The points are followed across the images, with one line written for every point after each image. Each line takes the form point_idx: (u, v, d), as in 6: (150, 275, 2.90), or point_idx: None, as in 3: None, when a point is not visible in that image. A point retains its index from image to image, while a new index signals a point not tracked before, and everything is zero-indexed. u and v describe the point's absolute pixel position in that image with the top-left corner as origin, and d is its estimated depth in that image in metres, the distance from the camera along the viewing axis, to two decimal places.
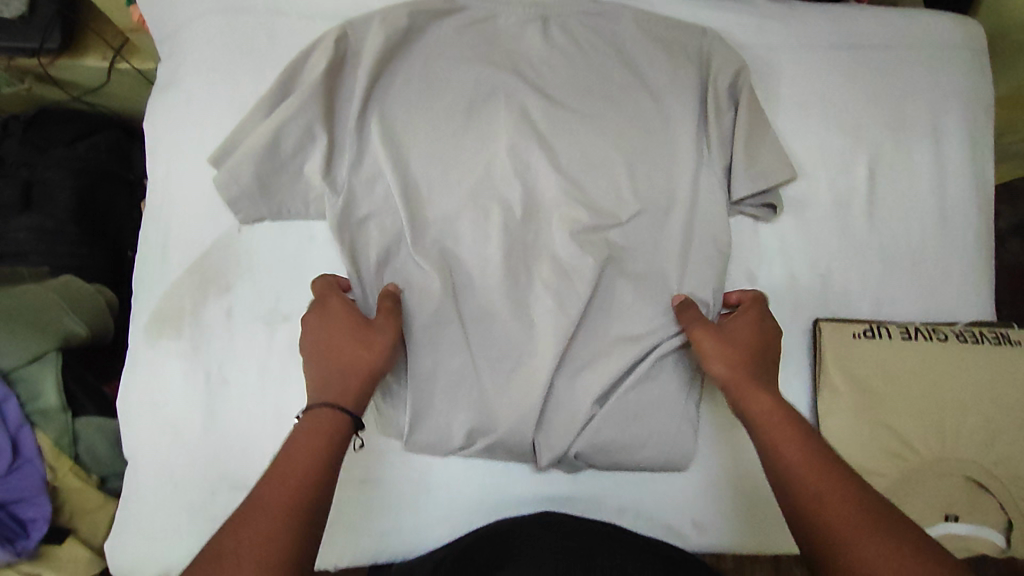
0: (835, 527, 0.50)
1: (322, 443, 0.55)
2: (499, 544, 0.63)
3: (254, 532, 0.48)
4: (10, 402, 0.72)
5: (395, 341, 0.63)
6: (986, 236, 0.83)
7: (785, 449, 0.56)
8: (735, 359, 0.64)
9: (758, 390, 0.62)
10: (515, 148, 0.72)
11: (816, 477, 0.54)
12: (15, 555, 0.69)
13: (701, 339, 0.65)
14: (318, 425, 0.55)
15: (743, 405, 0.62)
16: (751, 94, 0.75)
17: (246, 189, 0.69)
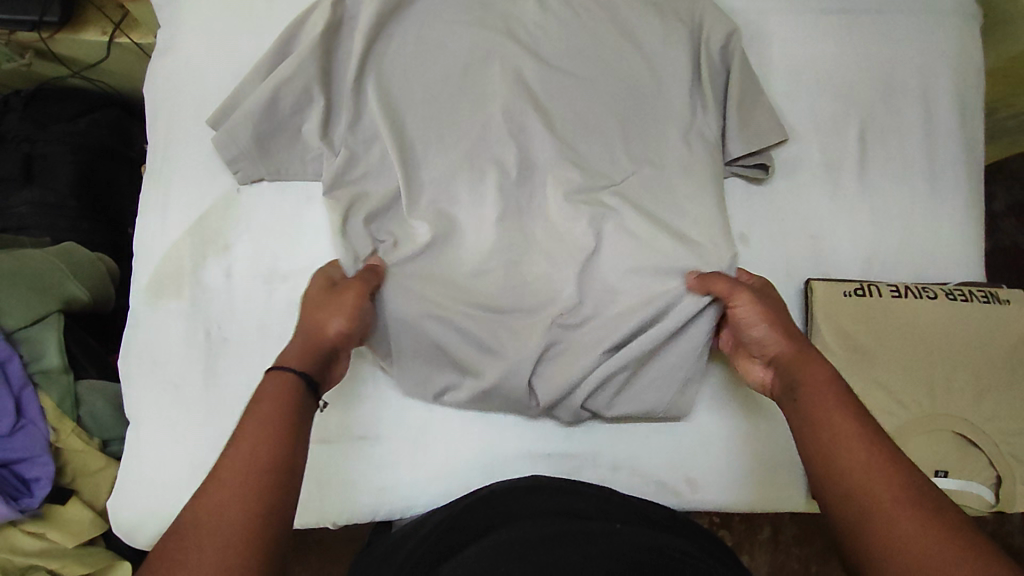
0: (881, 509, 0.48)
1: (285, 404, 0.51)
2: (491, 508, 0.60)
3: (216, 507, 0.44)
4: (13, 362, 0.73)
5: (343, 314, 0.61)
6: (977, 201, 0.84)
7: (836, 420, 0.55)
8: (781, 327, 0.64)
9: (809, 357, 0.61)
10: (509, 109, 0.73)
11: (866, 457, 0.52)
12: (18, 513, 0.70)
13: (745, 303, 0.65)
14: (279, 384, 0.53)
15: (794, 377, 0.60)
16: (742, 56, 0.77)
17: (246, 149, 0.71)
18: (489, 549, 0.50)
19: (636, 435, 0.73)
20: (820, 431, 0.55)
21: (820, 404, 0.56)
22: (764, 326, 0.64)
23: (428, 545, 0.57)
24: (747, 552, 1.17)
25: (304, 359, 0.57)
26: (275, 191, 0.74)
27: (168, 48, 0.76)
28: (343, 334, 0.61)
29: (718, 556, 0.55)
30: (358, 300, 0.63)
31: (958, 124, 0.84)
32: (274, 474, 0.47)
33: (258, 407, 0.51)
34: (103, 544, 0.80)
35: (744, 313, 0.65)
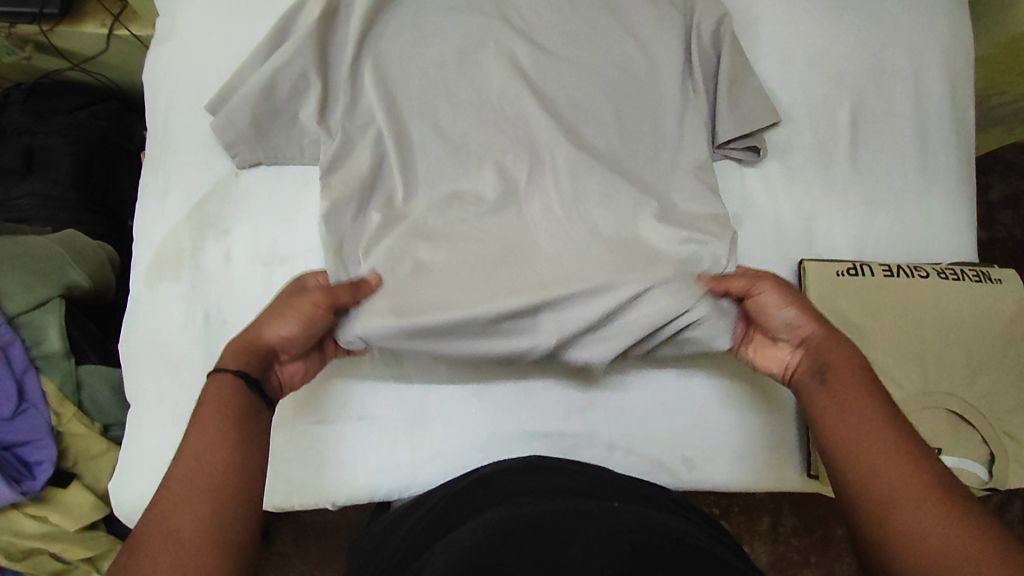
0: (902, 496, 0.49)
1: (232, 408, 0.51)
2: (488, 490, 0.59)
3: (169, 519, 0.44)
4: (15, 346, 0.74)
5: (292, 325, 0.60)
6: (967, 182, 0.85)
7: (857, 404, 0.56)
8: (810, 311, 0.64)
9: (840, 345, 0.61)
10: (504, 93, 0.75)
11: (887, 443, 0.53)
12: (21, 495, 0.71)
13: (769, 290, 0.65)
14: (218, 390, 0.52)
15: (822, 362, 0.60)
16: (732, 41, 0.79)
17: (244, 133, 0.72)
18: (484, 523, 0.50)
19: (634, 415, 0.74)
20: (841, 417, 0.56)
21: (844, 390, 0.57)
22: (791, 310, 0.64)
23: (425, 524, 0.57)
24: (748, 543, 1.17)
25: (236, 363, 0.55)
26: (273, 175, 0.75)
27: (166, 36, 0.78)
28: (282, 341, 0.59)
29: (715, 537, 0.54)
30: (314, 312, 0.61)
31: (948, 106, 0.85)
32: (227, 474, 0.47)
33: (202, 409, 0.50)
34: (104, 528, 0.81)
35: (769, 301, 0.65)
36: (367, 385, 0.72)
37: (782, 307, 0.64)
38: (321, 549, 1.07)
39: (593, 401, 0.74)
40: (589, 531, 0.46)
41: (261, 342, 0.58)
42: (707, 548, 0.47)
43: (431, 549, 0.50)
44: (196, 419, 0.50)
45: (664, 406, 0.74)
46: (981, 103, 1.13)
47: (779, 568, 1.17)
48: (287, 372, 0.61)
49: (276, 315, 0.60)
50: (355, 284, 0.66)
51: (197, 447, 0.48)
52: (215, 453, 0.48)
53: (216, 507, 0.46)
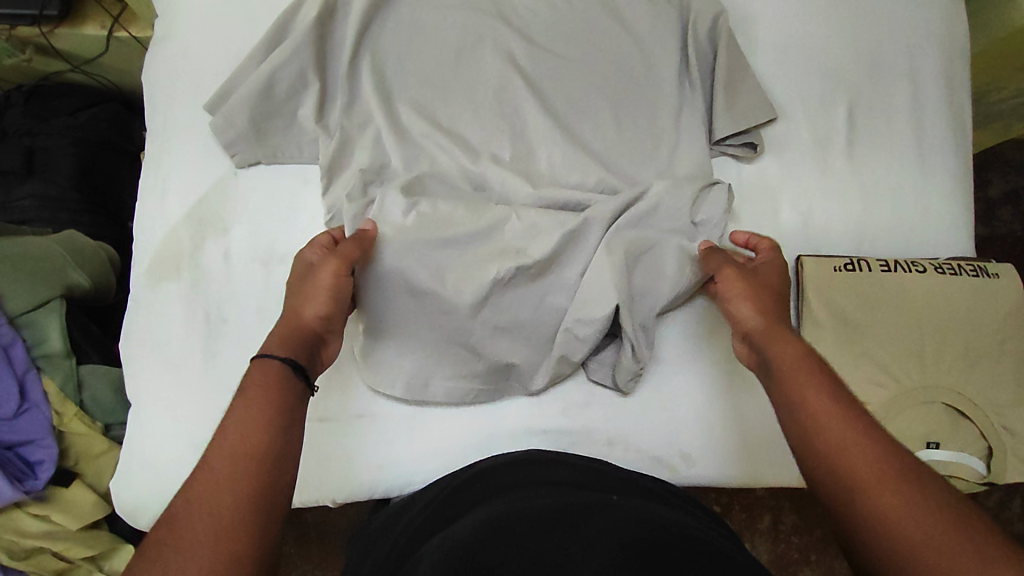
0: (863, 486, 0.47)
1: (275, 392, 0.52)
2: (488, 482, 0.59)
3: (206, 499, 0.44)
4: (17, 347, 0.74)
5: (327, 308, 0.61)
6: (965, 177, 0.85)
7: (807, 390, 0.55)
8: (762, 304, 0.65)
9: (781, 331, 0.62)
10: (502, 91, 0.76)
11: (841, 430, 0.51)
12: (23, 494, 0.71)
13: (733, 278, 0.67)
14: (268, 371, 0.53)
15: (770, 352, 0.60)
16: (729, 35, 0.79)
17: (244, 132, 0.73)
18: (480, 519, 0.50)
19: (633, 411, 0.74)
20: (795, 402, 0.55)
21: (793, 377, 0.56)
22: (745, 305, 0.65)
23: (425, 518, 0.57)
24: (749, 543, 1.17)
25: (281, 346, 0.56)
26: (272, 174, 0.75)
27: (165, 36, 0.78)
28: (323, 319, 0.61)
29: (712, 529, 0.54)
30: (338, 278, 0.63)
31: (945, 101, 0.85)
32: (264, 455, 0.47)
33: (253, 391, 0.51)
34: (106, 527, 0.81)
35: (732, 291, 0.67)
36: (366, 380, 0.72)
37: (739, 296, 0.66)
38: (323, 549, 1.08)
39: (592, 396, 0.74)
40: (590, 526, 0.46)
41: (303, 325, 0.60)
42: (706, 543, 0.47)
43: (427, 544, 0.50)
44: (242, 399, 0.51)
45: (663, 401, 0.74)
46: (981, 98, 1.13)
47: (780, 566, 1.17)
48: (333, 350, 0.63)
49: (306, 296, 0.62)
50: (358, 236, 0.67)
51: (244, 428, 0.48)
52: (254, 437, 0.48)
53: (251, 490, 0.45)
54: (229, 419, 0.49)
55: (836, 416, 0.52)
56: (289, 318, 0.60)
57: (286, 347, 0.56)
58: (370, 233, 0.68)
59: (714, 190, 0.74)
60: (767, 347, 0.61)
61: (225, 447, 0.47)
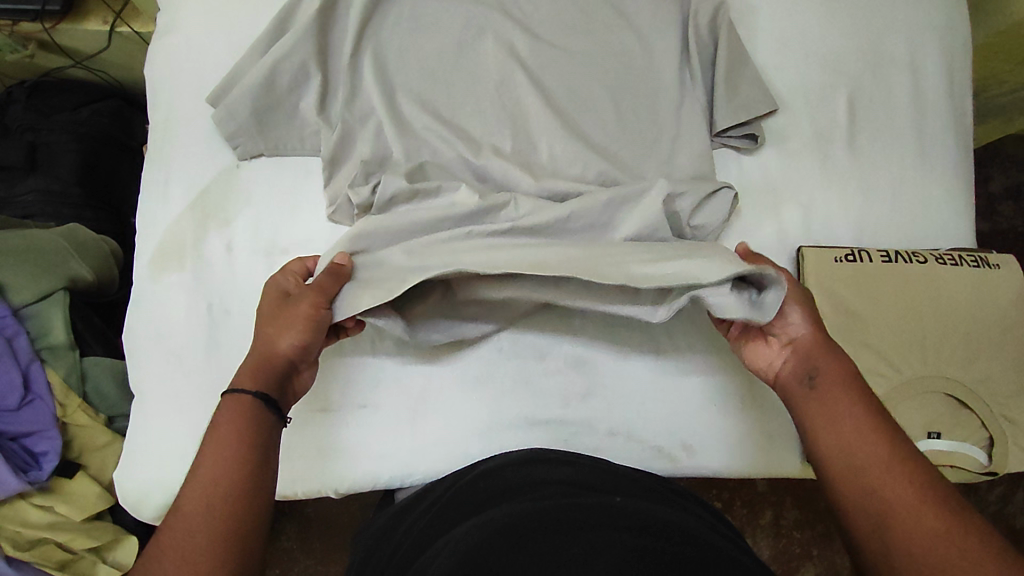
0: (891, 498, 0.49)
1: (243, 422, 0.53)
2: (490, 484, 0.60)
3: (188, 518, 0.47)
4: (21, 338, 0.75)
5: (303, 338, 0.60)
6: (966, 169, 0.85)
7: (841, 399, 0.55)
8: (814, 315, 0.61)
9: (828, 349, 0.59)
10: (503, 83, 0.76)
11: (871, 440, 0.52)
12: (28, 484, 0.72)
13: (789, 281, 0.62)
14: (232, 408, 0.54)
15: (807, 361, 0.59)
16: (729, 27, 0.80)
17: (245, 124, 0.73)
18: (488, 521, 0.50)
19: (634, 400, 0.74)
20: (840, 421, 0.54)
21: (829, 385, 0.57)
22: (800, 309, 0.61)
23: (428, 519, 0.58)
24: (750, 538, 1.17)
25: (254, 378, 0.57)
26: (273, 165, 0.75)
27: (167, 29, 0.78)
28: (298, 350, 0.60)
29: (716, 529, 0.54)
30: (314, 312, 0.61)
31: (946, 93, 0.85)
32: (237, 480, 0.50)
33: (213, 434, 0.52)
34: (110, 518, 0.82)
35: (787, 291, 0.62)
36: (369, 373, 0.72)
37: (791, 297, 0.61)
38: (326, 544, 1.08)
39: (594, 386, 0.74)
40: (593, 530, 0.45)
41: (277, 354, 0.59)
42: (707, 544, 0.47)
43: (434, 546, 0.50)
44: (210, 437, 0.52)
45: (664, 391, 0.74)
46: (982, 92, 1.13)
47: (782, 561, 1.18)
48: (307, 379, 0.62)
49: (280, 327, 0.60)
50: (333, 269, 0.65)
51: (217, 455, 0.50)
52: (226, 466, 0.50)
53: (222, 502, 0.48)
54: (206, 448, 0.51)
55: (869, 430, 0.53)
56: (259, 346, 0.60)
57: (257, 382, 0.56)
58: (345, 267, 0.66)
59: (718, 198, 0.75)
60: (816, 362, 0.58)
61: (203, 470, 0.50)
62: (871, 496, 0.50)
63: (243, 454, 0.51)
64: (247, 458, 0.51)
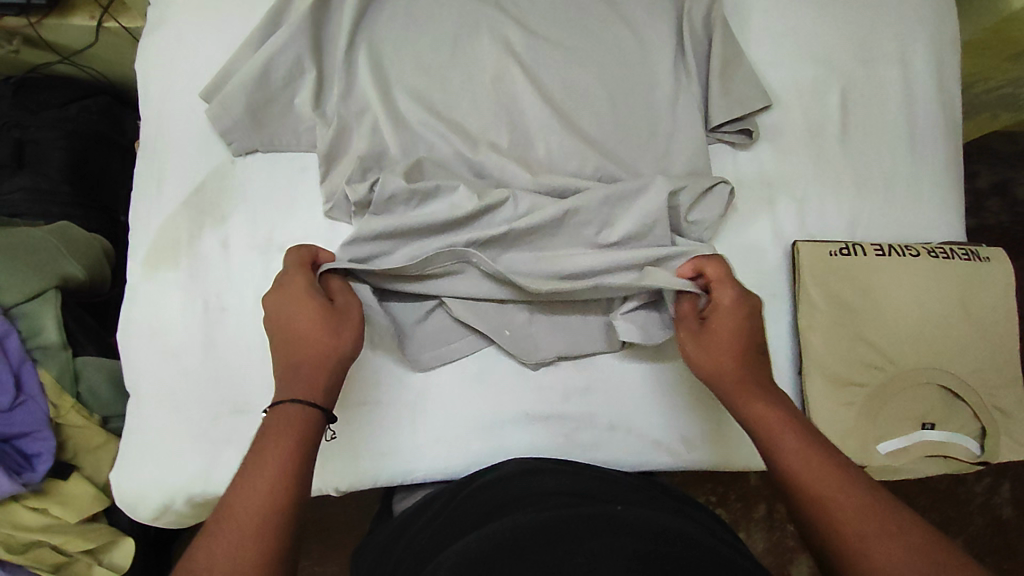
0: (842, 528, 0.49)
1: (299, 435, 0.54)
2: (492, 495, 0.60)
3: (234, 532, 0.47)
4: (11, 338, 0.73)
5: (354, 343, 0.62)
6: (955, 163, 0.86)
7: (781, 438, 0.57)
8: (719, 361, 0.63)
9: (748, 389, 0.61)
10: (499, 79, 0.77)
11: (810, 471, 0.53)
12: (22, 487, 0.70)
13: (688, 343, 0.65)
14: (292, 417, 0.55)
15: (738, 405, 0.61)
16: (723, 24, 0.80)
17: (240, 119, 0.72)
18: (491, 533, 0.50)
19: (632, 395, 0.74)
20: (774, 449, 0.56)
21: (764, 421, 0.59)
22: (704, 366, 0.63)
23: (432, 531, 0.58)
24: (745, 531, 1.19)
25: (316, 383, 0.58)
26: (270, 161, 0.74)
27: (158, 24, 0.77)
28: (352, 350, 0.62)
29: (715, 534, 0.54)
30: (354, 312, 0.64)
31: (935, 89, 0.86)
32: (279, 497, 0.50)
33: (269, 445, 0.52)
34: (105, 520, 0.81)
35: (688, 351, 0.64)
36: (372, 372, 0.71)
37: (702, 358, 0.63)
38: (324, 545, 1.08)
39: (594, 383, 0.74)
40: (594, 537, 0.46)
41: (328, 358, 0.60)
42: (706, 547, 0.48)
43: (436, 560, 0.50)
44: (265, 449, 0.52)
45: (663, 386, 0.75)
46: (967, 89, 1.14)
47: (776, 553, 1.20)
48: None
49: (323, 329, 0.60)
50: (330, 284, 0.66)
51: (265, 470, 0.51)
52: (272, 480, 0.51)
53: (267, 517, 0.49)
54: (256, 456, 0.52)
55: (813, 461, 0.54)
56: (317, 357, 0.59)
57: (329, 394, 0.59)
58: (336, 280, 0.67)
59: (715, 192, 0.75)
60: (743, 403, 0.61)
61: (250, 479, 0.51)
62: (817, 514, 0.51)
63: (292, 466, 0.52)
64: (290, 471, 0.51)
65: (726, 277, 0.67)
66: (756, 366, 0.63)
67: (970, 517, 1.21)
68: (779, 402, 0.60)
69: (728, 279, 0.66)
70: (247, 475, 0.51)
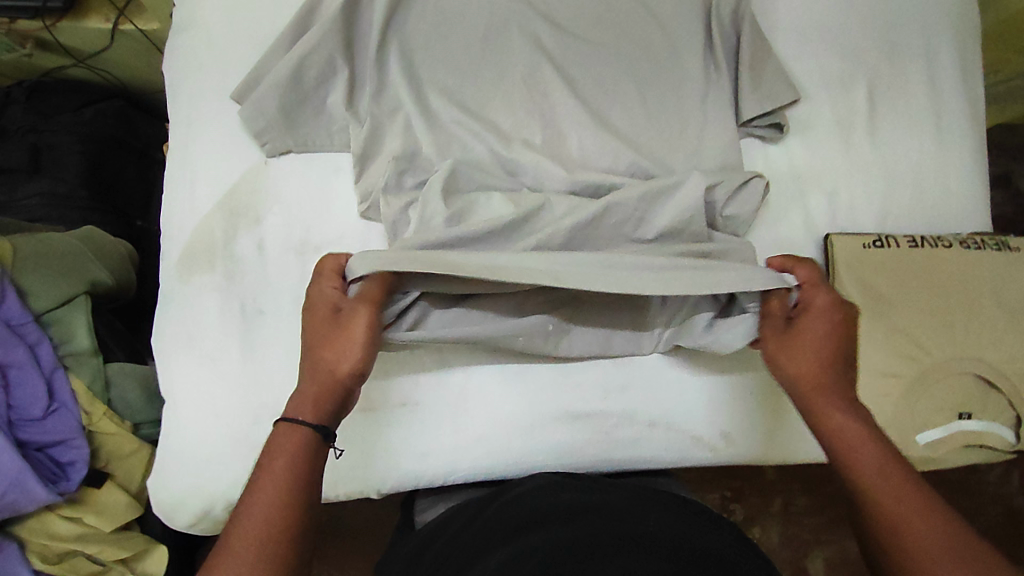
0: (913, 551, 0.49)
1: (295, 457, 0.52)
2: (524, 506, 0.58)
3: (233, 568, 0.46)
4: (44, 346, 0.71)
5: (358, 363, 0.59)
6: (980, 154, 0.87)
7: (857, 452, 0.56)
8: (805, 365, 0.62)
9: (829, 401, 0.59)
10: (531, 75, 0.76)
11: (886, 489, 0.53)
12: (57, 496, 0.69)
13: (773, 346, 0.65)
14: (287, 439, 0.53)
15: (815, 414, 0.60)
16: (752, 19, 0.81)
17: (273, 120, 0.72)
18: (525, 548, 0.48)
19: (672, 392, 0.74)
20: (849, 462, 0.56)
21: (839, 434, 0.57)
22: (789, 366, 0.63)
23: (467, 540, 0.56)
24: (760, 524, 1.19)
25: (315, 404, 0.56)
26: (303, 162, 0.74)
27: (185, 24, 0.76)
28: (355, 370, 0.59)
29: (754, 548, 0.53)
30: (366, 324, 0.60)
31: (960, 80, 0.87)
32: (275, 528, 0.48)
33: (263, 471, 0.51)
34: (137, 528, 0.80)
35: (772, 350, 0.65)
36: (412, 372, 0.71)
37: (788, 360, 0.63)
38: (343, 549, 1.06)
39: (634, 380, 0.74)
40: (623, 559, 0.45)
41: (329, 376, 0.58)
42: (741, 573, 0.47)
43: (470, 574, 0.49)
44: (258, 475, 0.51)
45: (702, 381, 0.75)
46: None
47: (792, 546, 1.19)
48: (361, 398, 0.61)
49: (334, 346, 0.59)
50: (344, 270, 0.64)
51: (262, 496, 0.49)
52: (272, 507, 0.49)
53: (269, 549, 0.47)
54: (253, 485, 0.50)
55: (885, 479, 0.53)
56: (327, 372, 0.58)
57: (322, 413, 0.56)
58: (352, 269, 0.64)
59: (750, 186, 0.75)
60: (821, 412, 0.59)
61: (247, 510, 0.49)
62: (889, 534, 0.50)
63: (288, 491, 0.50)
64: (286, 498, 0.50)
65: (818, 284, 0.67)
66: (841, 379, 0.61)
67: (983, 506, 1.21)
68: (857, 414, 0.58)
69: (824, 284, 0.66)
70: (244, 506, 0.49)
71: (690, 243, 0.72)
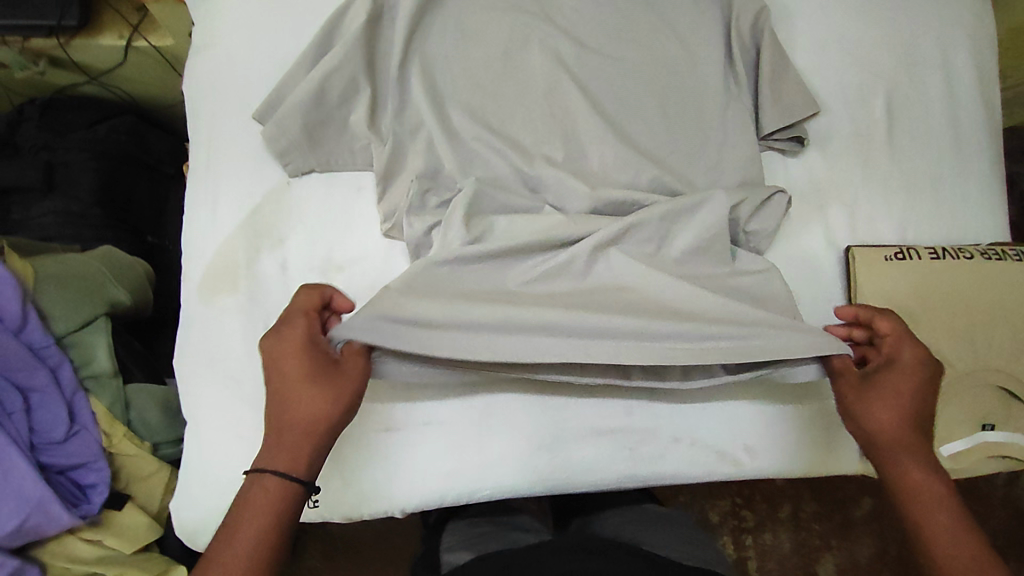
0: None
1: (272, 512, 0.53)
2: None
3: None
4: (65, 368, 0.71)
5: (335, 411, 0.57)
6: (997, 164, 0.87)
7: (933, 515, 0.57)
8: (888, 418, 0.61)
9: (908, 459, 0.60)
10: (552, 91, 0.76)
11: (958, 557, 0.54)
12: (80, 519, 0.69)
13: (852, 394, 0.64)
14: (260, 495, 0.54)
15: (887, 470, 0.60)
16: (771, 32, 0.81)
17: (295, 140, 0.71)
18: None
19: (694, 407, 0.74)
20: (926, 524, 0.57)
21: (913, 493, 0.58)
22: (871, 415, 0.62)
23: None
24: (771, 531, 1.18)
25: (294, 455, 0.56)
26: (325, 181, 0.74)
27: (206, 43, 0.76)
28: (331, 420, 0.57)
29: None
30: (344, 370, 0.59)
31: (976, 91, 0.87)
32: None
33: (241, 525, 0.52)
34: (157, 549, 0.79)
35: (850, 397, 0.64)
36: (435, 391, 0.71)
37: (868, 411, 0.62)
38: (354, 564, 1.05)
39: (658, 395, 0.73)
40: None
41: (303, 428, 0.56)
42: None
43: None
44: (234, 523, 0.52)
45: (726, 396, 0.74)
46: None
47: (801, 554, 1.18)
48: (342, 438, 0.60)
49: (301, 398, 0.57)
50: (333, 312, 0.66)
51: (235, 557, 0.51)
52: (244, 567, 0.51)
53: None
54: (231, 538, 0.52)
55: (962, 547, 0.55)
56: (301, 426, 0.56)
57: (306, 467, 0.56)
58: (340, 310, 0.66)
59: (772, 202, 0.75)
60: (894, 467, 0.60)
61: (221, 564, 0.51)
62: None
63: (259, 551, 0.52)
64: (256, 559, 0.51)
65: (900, 335, 0.66)
66: (923, 438, 0.61)
67: (992, 510, 1.21)
68: (932, 474, 0.59)
69: (910, 337, 0.65)
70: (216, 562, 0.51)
71: (714, 259, 0.73)
